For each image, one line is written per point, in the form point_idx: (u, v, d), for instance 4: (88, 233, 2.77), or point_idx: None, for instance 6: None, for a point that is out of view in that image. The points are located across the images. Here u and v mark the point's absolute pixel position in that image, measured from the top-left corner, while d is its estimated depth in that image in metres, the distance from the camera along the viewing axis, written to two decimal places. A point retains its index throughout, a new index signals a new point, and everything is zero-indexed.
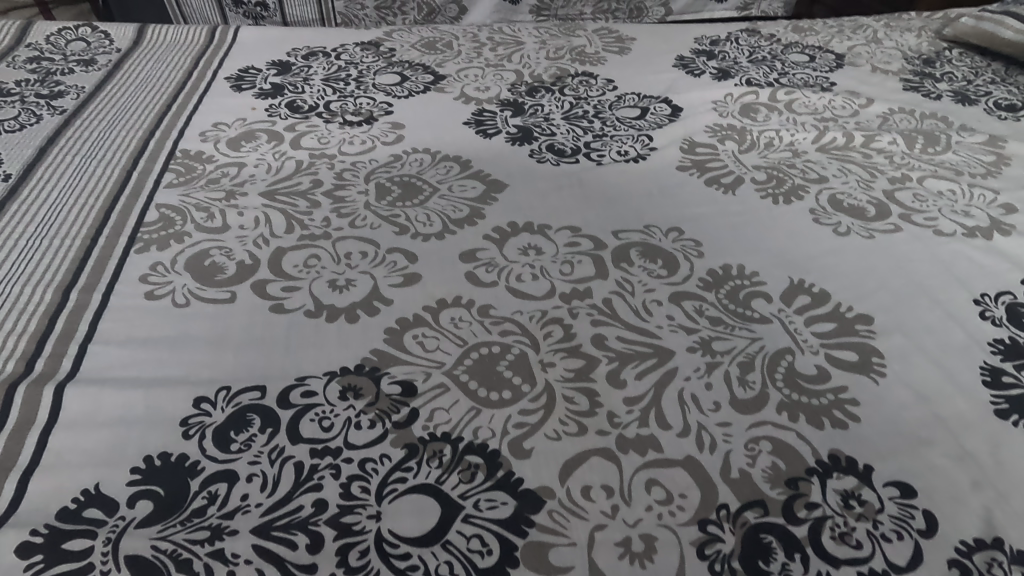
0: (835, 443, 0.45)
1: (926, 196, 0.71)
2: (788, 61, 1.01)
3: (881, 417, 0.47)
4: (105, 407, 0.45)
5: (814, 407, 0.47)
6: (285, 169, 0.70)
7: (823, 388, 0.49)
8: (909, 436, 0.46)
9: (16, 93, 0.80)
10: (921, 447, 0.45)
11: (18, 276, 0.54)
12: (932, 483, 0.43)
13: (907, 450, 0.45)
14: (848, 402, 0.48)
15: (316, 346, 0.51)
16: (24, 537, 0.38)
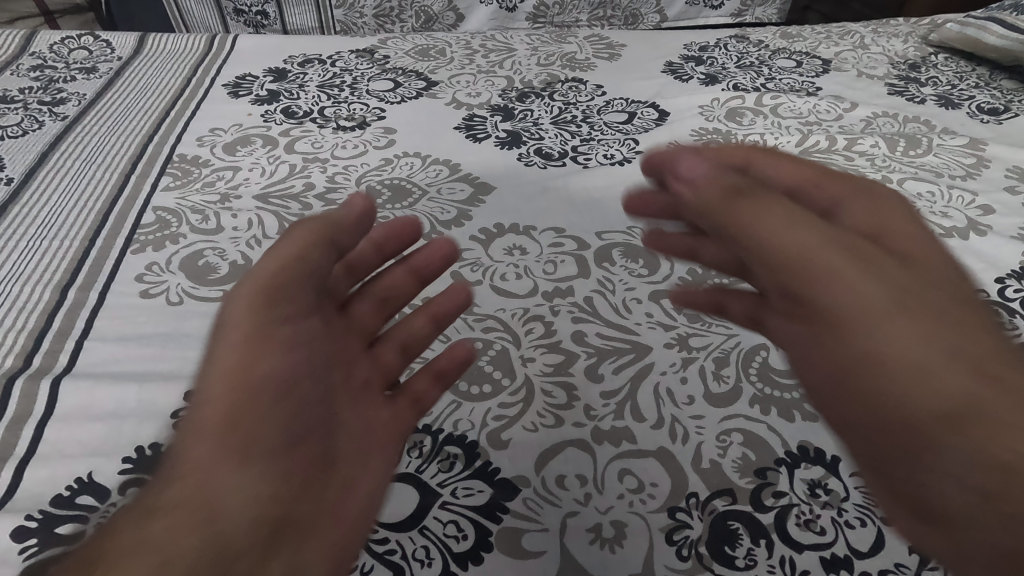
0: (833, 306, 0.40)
1: (906, 198, 0.72)
2: (775, 67, 1.03)
3: (921, 304, 0.40)
4: (100, 400, 0.47)
5: (838, 259, 0.40)
6: (279, 173, 0.72)
7: (868, 254, 0.41)
8: (950, 340, 0.38)
9: (20, 100, 0.83)
10: (959, 357, 0.38)
11: (19, 275, 0.57)
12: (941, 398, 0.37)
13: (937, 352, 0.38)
14: (885, 274, 0.40)
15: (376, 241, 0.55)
16: (19, 522, 0.40)
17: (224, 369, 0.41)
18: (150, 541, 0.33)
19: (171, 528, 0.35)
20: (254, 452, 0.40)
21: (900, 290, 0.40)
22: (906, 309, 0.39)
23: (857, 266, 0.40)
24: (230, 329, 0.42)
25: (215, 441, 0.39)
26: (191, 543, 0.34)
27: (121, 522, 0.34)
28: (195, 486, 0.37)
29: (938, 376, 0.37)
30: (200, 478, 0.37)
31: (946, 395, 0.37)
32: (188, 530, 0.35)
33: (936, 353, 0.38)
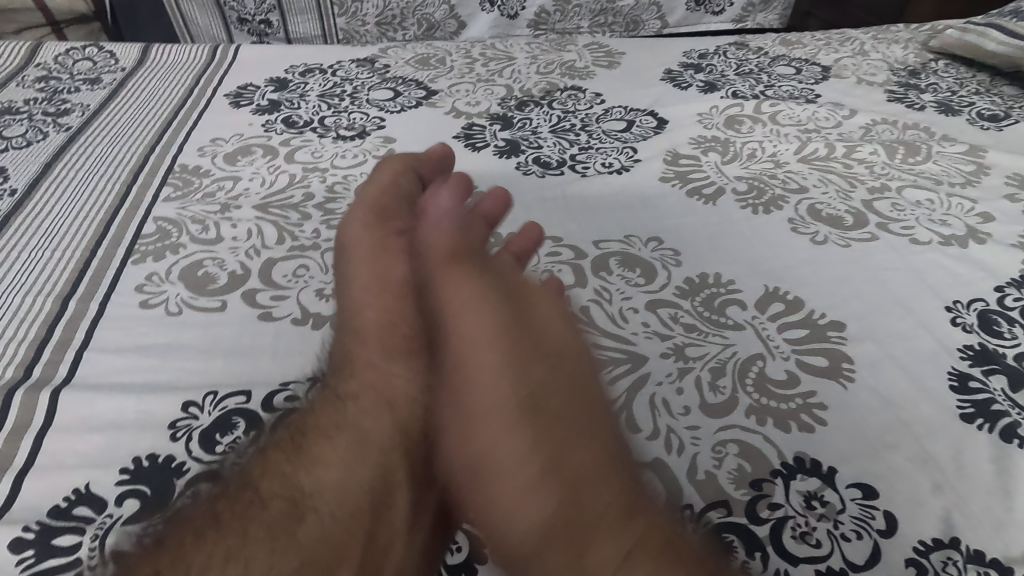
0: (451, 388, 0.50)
1: (904, 206, 0.72)
2: (774, 74, 1.03)
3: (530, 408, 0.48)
4: (98, 411, 0.48)
5: (479, 360, 0.50)
6: (279, 183, 0.73)
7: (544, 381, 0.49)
8: (572, 464, 0.45)
9: (24, 111, 0.84)
10: (584, 501, 0.43)
11: (19, 287, 0.57)
12: (527, 529, 0.43)
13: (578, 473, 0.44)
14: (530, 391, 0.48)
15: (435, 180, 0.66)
16: (17, 533, 0.40)
17: (362, 296, 0.56)
18: (346, 423, 0.49)
19: (362, 415, 0.50)
20: (394, 347, 0.54)
21: (539, 399, 0.48)
22: (540, 441, 0.46)
23: (508, 376, 0.49)
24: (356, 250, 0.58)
25: (372, 343, 0.54)
26: (375, 424, 0.50)
27: (320, 411, 0.49)
28: (372, 376, 0.52)
29: (534, 500, 0.44)
30: (371, 368, 0.52)
31: (523, 517, 0.44)
32: (372, 411, 0.50)
33: (580, 476, 0.44)
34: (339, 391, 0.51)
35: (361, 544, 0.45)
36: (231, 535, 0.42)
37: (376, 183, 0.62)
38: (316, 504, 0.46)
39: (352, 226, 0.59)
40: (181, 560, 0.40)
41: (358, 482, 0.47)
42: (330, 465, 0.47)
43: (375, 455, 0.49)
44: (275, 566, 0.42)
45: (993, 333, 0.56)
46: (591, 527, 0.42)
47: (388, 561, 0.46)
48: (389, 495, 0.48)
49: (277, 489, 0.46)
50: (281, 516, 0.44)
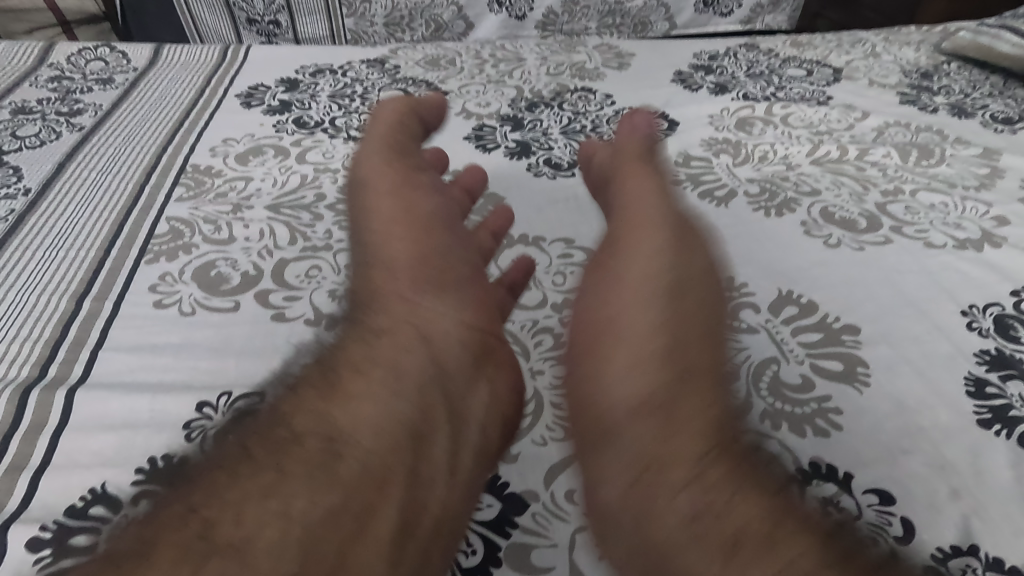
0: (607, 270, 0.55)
1: (918, 209, 0.72)
2: (785, 76, 1.03)
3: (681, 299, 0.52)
4: (113, 411, 0.48)
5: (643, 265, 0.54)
6: (291, 183, 0.73)
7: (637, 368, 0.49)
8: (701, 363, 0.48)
9: (38, 111, 0.84)
10: (674, 405, 0.45)
11: (34, 286, 0.57)
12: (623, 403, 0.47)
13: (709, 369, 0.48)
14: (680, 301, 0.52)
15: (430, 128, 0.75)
16: (34, 531, 0.40)
17: (388, 231, 0.58)
18: (379, 358, 0.48)
19: (394, 348, 0.49)
20: (422, 281, 0.54)
21: (682, 321, 0.50)
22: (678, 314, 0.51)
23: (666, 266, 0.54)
24: (376, 198, 0.61)
25: (401, 278, 0.54)
26: (408, 357, 0.48)
27: (350, 350, 0.49)
28: (403, 310, 0.52)
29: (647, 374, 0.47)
30: (399, 301, 0.53)
31: (625, 387, 0.47)
32: (406, 346, 0.49)
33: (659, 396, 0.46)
34: (372, 326, 0.51)
35: (401, 480, 0.43)
36: (265, 471, 0.41)
37: (377, 141, 0.67)
38: (351, 440, 0.44)
39: (370, 174, 0.64)
40: (212, 499, 0.40)
41: (393, 414, 0.45)
42: (362, 400, 0.46)
43: (410, 388, 0.47)
44: (315, 500, 0.40)
45: (1009, 337, 0.56)
46: (674, 415, 0.45)
47: (430, 499, 0.43)
48: (429, 430, 0.46)
49: (307, 426, 0.44)
50: (314, 454, 0.43)
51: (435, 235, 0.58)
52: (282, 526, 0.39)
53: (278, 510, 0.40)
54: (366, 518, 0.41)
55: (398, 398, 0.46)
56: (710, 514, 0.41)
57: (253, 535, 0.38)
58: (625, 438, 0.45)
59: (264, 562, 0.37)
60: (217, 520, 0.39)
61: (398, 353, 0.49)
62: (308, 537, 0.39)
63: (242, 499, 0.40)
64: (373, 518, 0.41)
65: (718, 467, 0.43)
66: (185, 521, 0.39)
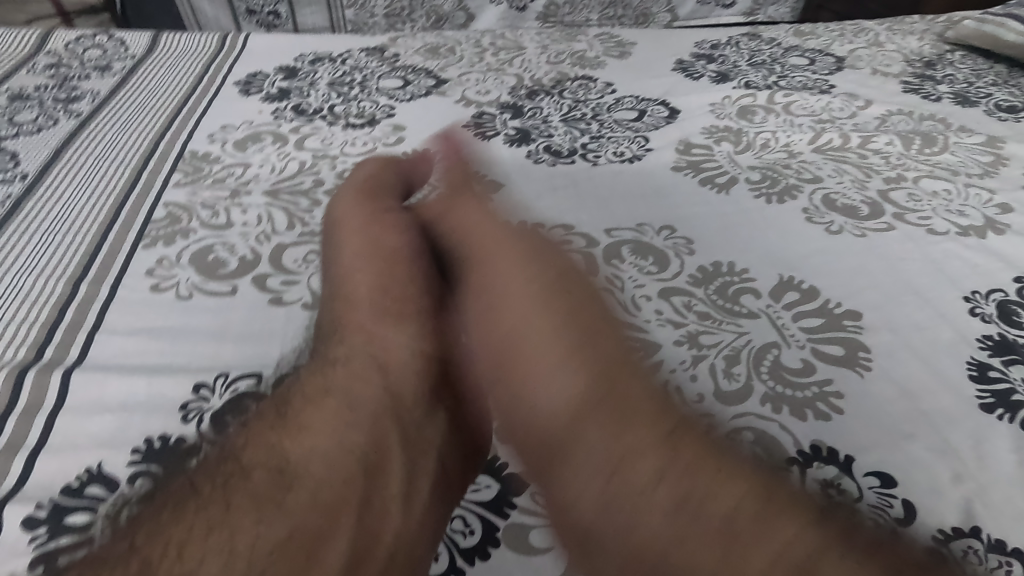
0: (518, 262, 0.58)
1: (921, 196, 0.71)
2: (787, 65, 1.02)
3: (513, 339, 0.51)
4: (109, 393, 0.47)
5: (521, 284, 0.56)
6: (289, 170, 0.73)
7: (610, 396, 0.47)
8: (609, 359, 0.49)
9: (35, 97, 0.84)
10: (607, 410, 0.46)
11: (31, 269, 0.57)
12: (585, 503, 0.43)
13: (611, 366, 0.49)
14: (575, 314, 0.53)
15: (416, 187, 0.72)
16: (30, 511, 0.40)
17: (352, 265, 0.58)
18: (334, 388, 0.49)
19: (349, 378, 0.50)
20: (386, 310, 0.55)
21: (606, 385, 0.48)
22: (574, 351, 0.50)
23: (527, 330, 0.52)
24: (342, 228, 0.62)
25: (362, 309, 0.55)
26: (362, 388, 0.49)
27: (306, 382, 0.49)
28: (364, 343, 0.52)
29: (592, 432, 0.46)
30: (361, 332, 0.53)
31: (592, 484, 0.44)
32: (362, 376, 0.50)
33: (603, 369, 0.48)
34: (329, 356, 0.51)
35: (352, 510, 0.43)
36: (212, 505, 0.42)
37: (359, 174, 0.68)
38: (303, 472, 0.44)
39: (341, 206, 0.64)
40: (157, 534, 0.40)
41: (345, 445, 0.46)
42: (313, 432, 0.46)
43: (364, 417, 0.47)
44: (260, 534, 0.41)
45: (1013, 323, 0.55)
46: (609, 408, 0.46)
47: (386, 528, 0.43)
48: (381, 462, 0.46)
49: (259, 458, 0.45)
50: (264, 486, 0.43)
51: (399, 267, 0.59)
52: (226, 560, 0.39)
53: (230, 536, 0.41)
54: (315, 549, 0.41)
55: (351, 428, 0.47)
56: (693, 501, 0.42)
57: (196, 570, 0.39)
58: (590, 444, 0.45)
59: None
60: (160, 558, 0.39)
61: (350, 386, 0.49)
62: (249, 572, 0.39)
63: (189, 529, 0.41)
64: (321, 550, 0.41)
65: (681, 461, 0.44)
66: (129, 558, 0.38)
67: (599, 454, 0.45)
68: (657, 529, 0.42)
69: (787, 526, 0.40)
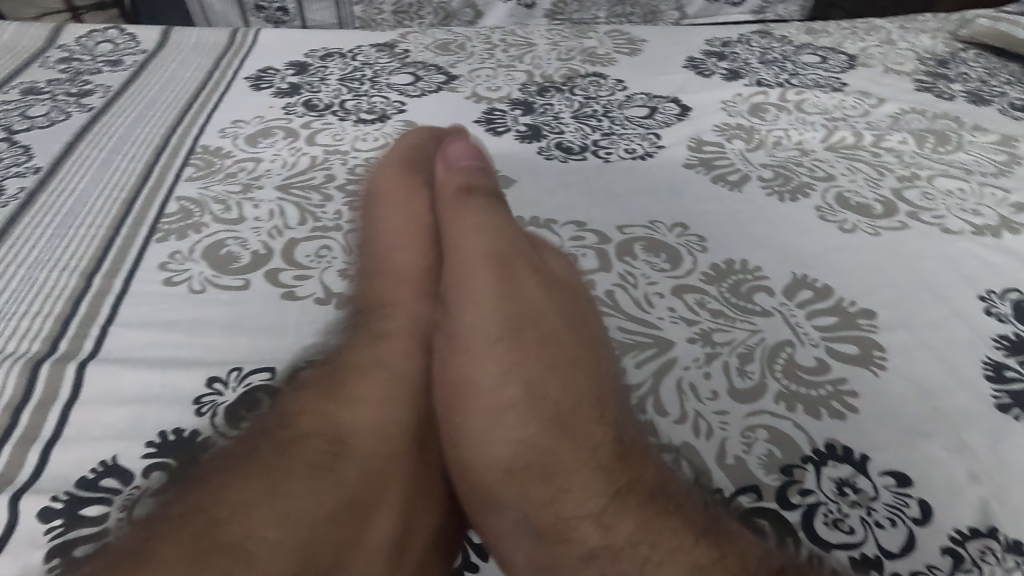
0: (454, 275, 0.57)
1: (935, 195, 0.71)
2: (799, 63, 1.01)
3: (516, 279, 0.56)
4: (123, 386, 0.48)
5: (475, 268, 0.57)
6: (300, 165, 0.73)
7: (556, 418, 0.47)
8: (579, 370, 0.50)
9: (47, 91, 0.84)
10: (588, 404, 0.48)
11: (45, 262, 0.57)
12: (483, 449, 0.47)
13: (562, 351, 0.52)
14: (522, 320, 0.53)
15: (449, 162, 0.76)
16: (47, 502, 0.40)
17: (395, 248, 0.63)
18: (384, 365, 0.52)
19: (399, 356, 0.54)
20: (424, 293, 0.60)
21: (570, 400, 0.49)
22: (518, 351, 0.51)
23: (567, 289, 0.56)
24: (385, 209, 0.66)
25: (406, 293, 0.59)
26: (412, 367, 0.53)
27: (363, 354, 0.53)
28: (406, 321, 0.57)
29: (499, 387, 0.49)
30: (403, 312, 0.57)
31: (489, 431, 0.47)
32: (410, 355, 0.54)
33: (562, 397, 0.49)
34: (379, 331, 0.55)
35: (401, 492, 0.47)
36: (273, 463, 0.43)
37: (402, 145, 0.73)
38: (355, 449, 0.47)
39: (385, 182, 0.69)
40: (217, 496, 0.41)
41: (396, 423, 0.50)
42: (367, 410, 0.49)
43: (416, 396, 0.52)
44: (315, 504, 0.42)
45: None
46: (533, 373, 0.50)
47: (426, 511, 0.48)
48: (428, 443, 0.50)
49: (317, 427, 0.47)
50: (318, 454, 0.45)
51: (433, 258, 0.63)
52: (282, 527, 0.40)
53: (287, 504, 0.42)
54: (360, 529, 0.44)
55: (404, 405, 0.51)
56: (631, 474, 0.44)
57: (254, 534, 0.39)
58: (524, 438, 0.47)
59: (266, 561, 0.38)
60: (212, 518, 0.40)
61: (401, 359, 0.53)
62: (310, 540, 0.41)
63: (240, 496, 0.41)
64: (372, 525, 0.44)
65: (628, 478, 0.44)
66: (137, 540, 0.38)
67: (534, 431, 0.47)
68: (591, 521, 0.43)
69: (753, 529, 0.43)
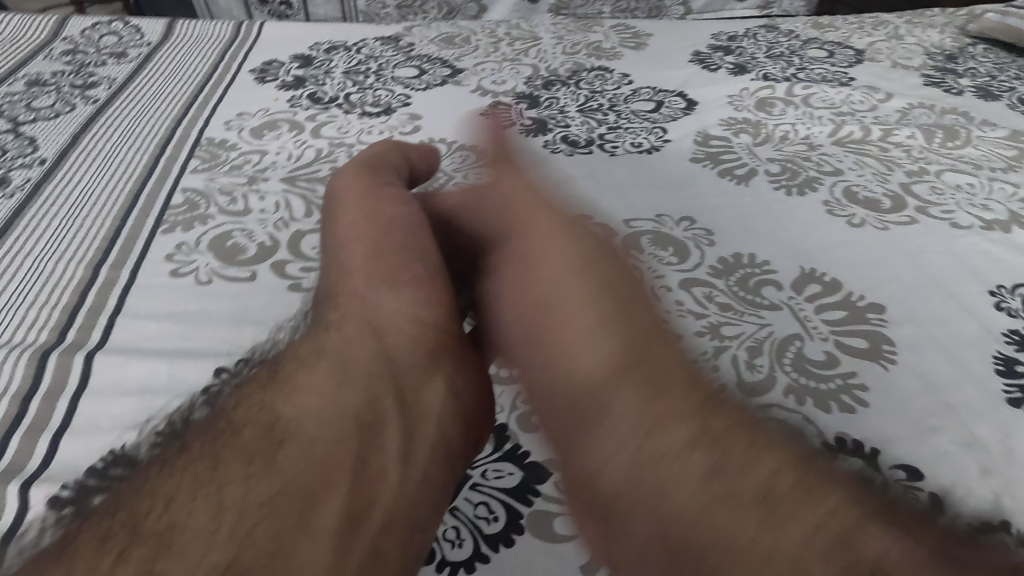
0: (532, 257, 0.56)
1: (943, 189, 0.70)
2: (806, 57, 1.01)
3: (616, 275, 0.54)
4: (131, 376, 0.48)
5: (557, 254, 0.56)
6: (306, 157, 0.72)
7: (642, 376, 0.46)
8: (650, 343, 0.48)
9: (53, 83, 0.84)
10: (669, 379, 0.46)
11: (51, 253, 0.57)
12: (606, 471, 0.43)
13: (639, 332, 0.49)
14: (609, 279, 0.54)
15: (420, 179, 0.67)
16: (55, 491, 0.40)
17: (347, 232, 0.57)
18: (327, 352, 0.48)
19: (346, 343, 0.49)
20: (385, 271, 0.54)
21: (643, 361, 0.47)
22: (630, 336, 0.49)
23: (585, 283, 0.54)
24: (338, 194, 0.60)
25: (357, 276, 0.53)
26: (359, 349, 0.48)
27: (301, 348, 0.49)
28: (359, 310, 0.51)
29: (597, 345, 0.49)
30: (354, 298, 0.52)
31: (612, 449, 0.43)
32: (358, 341, 0.49)
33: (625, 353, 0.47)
34: (325, 323, 0.51)
35: (350, 468, 0.42)
36: (204, 460, 0.41)
37: (366, 151, 0.65)
38: (295, 429, 0.43)
39: (343, 175, 0.62)
40: (158, 487, 0.40)
41: (343, 405, 0.44)
42: (309, 391, 0.45)
43: (363, 377, 0.46)
44: (255, 494, 0.39)
45: None
46: (656, 364, 0.47)
47: (379, 494, 0.42)
48: (378, 422, 0.44)
49: (251, 419, 0.43)
50: (257, 445, 0.42)
51: (395, 232, 0.56)
52: (223, 516, 0.38)
53: (217, 496, 0.39)
54: (310, 507, 0.40)
55: (348, 387, 0.46)
56: (727, 470, 0.41)
57: (190, 526, 0.38)
58: (611, 411, 0.45)
59: (192, 555, 0.36)
60: None
61: (345, 348, 0.48)
62: (240, 530, 0.38)
63: (178, 488, 0.40)
64: (315, 511, 0.39)
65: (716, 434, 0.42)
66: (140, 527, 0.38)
67: (622, 413, 0.45)
68: (691, 497, 0.40)
69: (823, 500, 0.39)
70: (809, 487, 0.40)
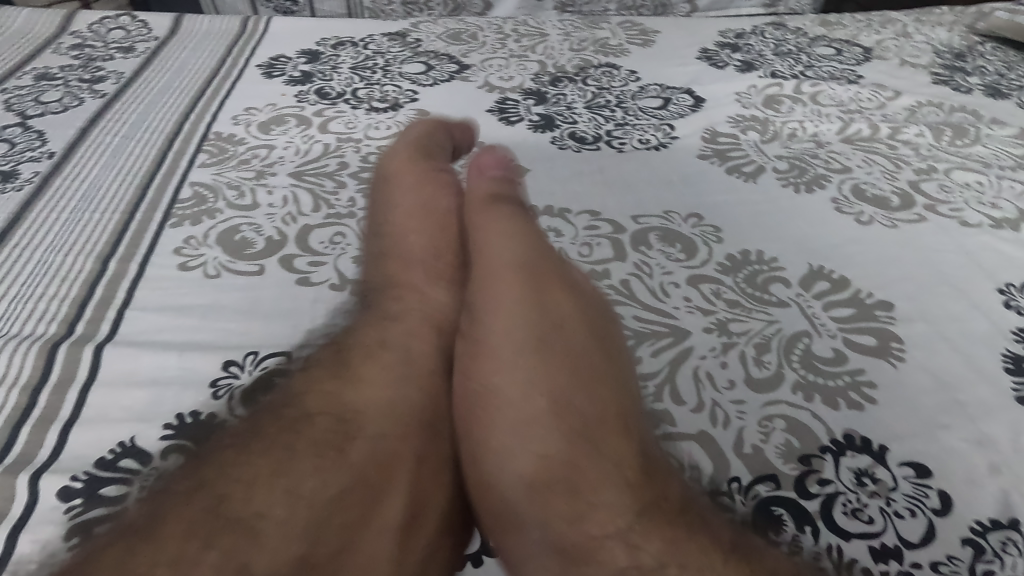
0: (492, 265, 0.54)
1: (952, 188, 0.70)
2: (814, 55, 1.00)
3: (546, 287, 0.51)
4: (140, 369, 0.48)
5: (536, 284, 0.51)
6: (313, 152, 0.72)
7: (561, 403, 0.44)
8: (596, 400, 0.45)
9: (61, 77, 0.84)
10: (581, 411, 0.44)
11: (60, 246, 0.57)
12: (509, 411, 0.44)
13: (591, 369, 0.46)
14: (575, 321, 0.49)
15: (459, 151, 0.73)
16: (67, 482, 0.40)
17: (405, 228, 0.60)
18: (392, 343, 0.49)
19: (408, 336, 0.50)
20: (435, 274, 0.57)
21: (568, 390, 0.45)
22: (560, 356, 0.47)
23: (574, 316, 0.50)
24: (395, 183, 0.64)
25: (414, 276, 0.56)
26: (420, 344, 0.50)
27: (364, 335, 0.50)
28: (417, 305, 0.54)
29: (534, 368, 0.46)
30: (413, 293, 0.55)
31: (501, 386, 0.45)
32: (420, 335, 0.51)
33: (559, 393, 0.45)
34: (386, 312, 0.52)
35: (411, 464, 0.42)
36: (276, 449, 0.40)
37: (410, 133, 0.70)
38: (364, 421, 0.43)
39: (394, 164, 0.66)
40: (215, 479, 0.38)
41: (406, 400, 0.45)
42: (375, 382, 0.46)
43: (420, 372, 0.48)
44: (323, 483, 0.39)
45: None
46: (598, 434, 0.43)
47: (437, 491, 0.43)
48: (437, 419, 0.45)
49: (321, 406, 0.44)
50: (329, 433, 0.42)
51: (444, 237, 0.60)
52: (293, 501, 0.38)
53: (288, 487, 0.38)
54: (373, 502, 0.40)
55: (410, 384, 0.47)
56: (660, 502, 0.40)
57: (264, 512, 0.37)
58: (537, 432, 0.43)
59: (276, 542, 0.36)
60: None
61: (416, 335, 0.51)
62: (318, 518, 0.38)
63: (241, 476, 0.38)
64: (382, 501, 0.40)
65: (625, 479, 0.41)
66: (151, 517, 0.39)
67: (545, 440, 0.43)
68: (605, 522, 0.40)
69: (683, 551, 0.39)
70: (675, 529, 0.39)
